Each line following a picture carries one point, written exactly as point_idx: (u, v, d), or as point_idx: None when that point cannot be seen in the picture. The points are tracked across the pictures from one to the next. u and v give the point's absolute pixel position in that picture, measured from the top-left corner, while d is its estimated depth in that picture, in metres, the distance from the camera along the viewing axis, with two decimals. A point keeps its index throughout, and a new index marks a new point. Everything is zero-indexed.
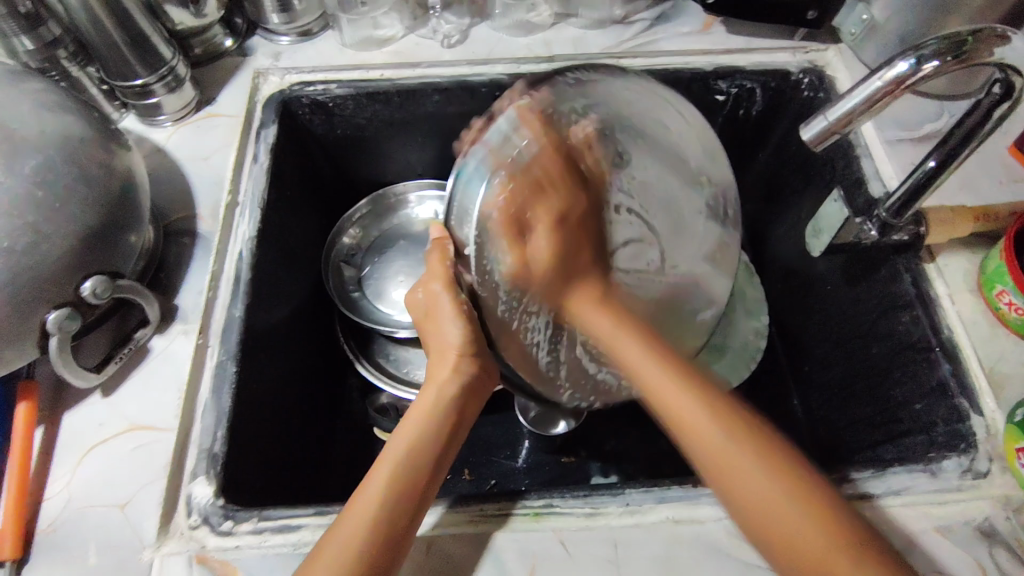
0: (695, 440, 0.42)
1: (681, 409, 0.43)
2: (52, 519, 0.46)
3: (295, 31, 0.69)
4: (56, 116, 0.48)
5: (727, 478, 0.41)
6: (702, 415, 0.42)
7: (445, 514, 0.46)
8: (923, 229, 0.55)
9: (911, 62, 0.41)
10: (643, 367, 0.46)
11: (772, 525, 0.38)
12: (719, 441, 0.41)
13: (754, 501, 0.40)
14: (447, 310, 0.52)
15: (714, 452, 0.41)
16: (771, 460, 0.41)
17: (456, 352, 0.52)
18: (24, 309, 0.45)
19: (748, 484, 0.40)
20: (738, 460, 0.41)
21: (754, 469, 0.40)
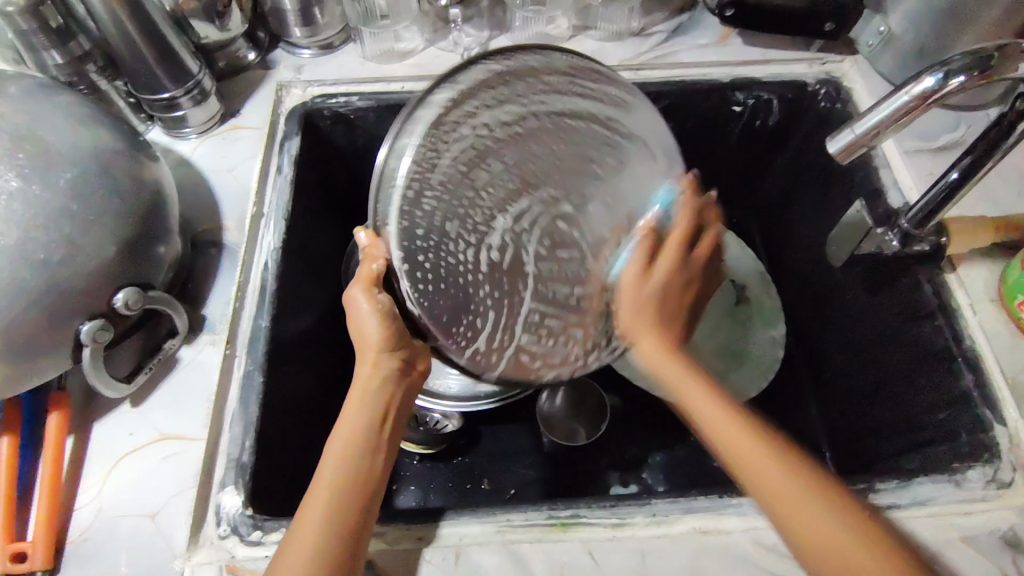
0: (749, 458, 0.41)
1: (735, 436, 0.42)
2: (83, 528, 0.47)
3: (317, 44, 0.70)
4: (89, 130, 0.49)
5: (774, 495, 0.40)
6: (763, 450, 0.41)
7: (472, 524, 0.46)
8: (945, 239, 0.55)
9: (938, 77, 0.41)
10: (729, 429, 0.42)
11: (815, 539, 0.38)
12: (769, 468, 0.40)
13: (800, 526, 0.39)
14: (365, 314, 0.47)
15: (764, 465, 0.41)
16: (813, 480, 0.40)
17: (376, 349, 0.47)
18: (59, 320, 0.46)
19: (793, 496, 0.39)
20: (791, 485, 0.40)
21: (797, 489, 0.40)
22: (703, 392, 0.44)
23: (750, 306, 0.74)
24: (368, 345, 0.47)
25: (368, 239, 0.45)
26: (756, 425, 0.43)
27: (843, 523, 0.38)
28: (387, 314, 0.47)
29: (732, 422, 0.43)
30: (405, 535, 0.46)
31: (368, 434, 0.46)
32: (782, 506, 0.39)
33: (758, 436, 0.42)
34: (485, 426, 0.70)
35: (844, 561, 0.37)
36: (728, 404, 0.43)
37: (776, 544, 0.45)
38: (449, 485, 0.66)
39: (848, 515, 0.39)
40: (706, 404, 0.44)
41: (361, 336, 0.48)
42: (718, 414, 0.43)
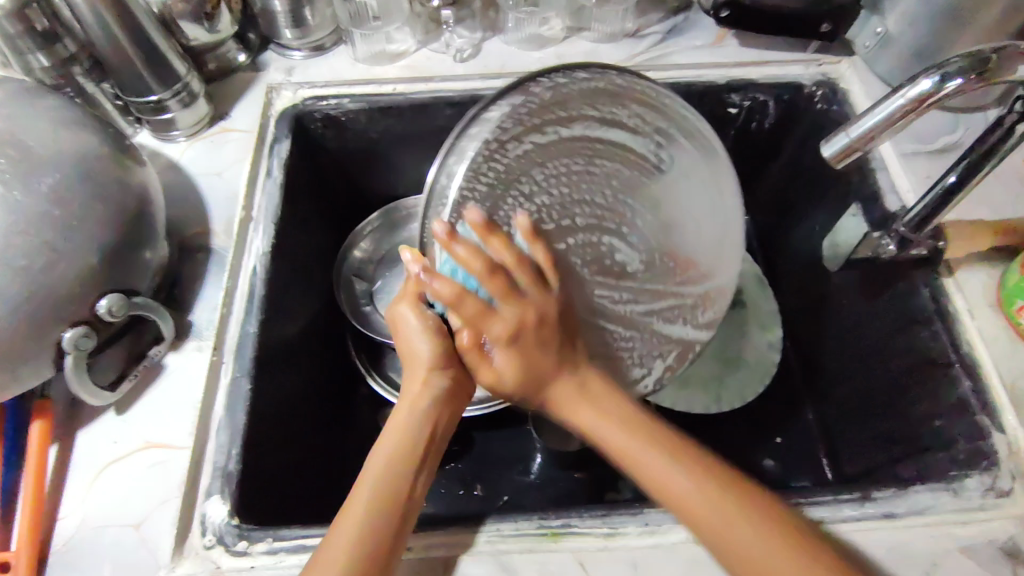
0: (665, 476, 0.42)
1: (650, 460, 0.43)
2: (66, 539, 0.46)
3: (308, 46, 0.69)
4: (73, 133, 0.48)
5: (690, 509, 0.42)
6: (679, 469, 0.42)
7: (462, 535, 0.46)
8: (941, 243, 0.54)
9: (935, 79, 0.40)
10: (665, 472, 0.42)
11: (741, 552, 0.40)
12: (689, 485, 0.42)
13: (719, 536, 0.41)
14: (415, 329, 0.45)
15: (687, 487, 0.42)
16: (721, 481, 0.42)
17: (427, 366, 0.46)
18: (41, 328, 0.45)
19: (710, 509, 0.41)
20: (707, 494, 0.42)
21: (709, 501, 0.41)
22: (625, 430, 0.44)
23: (745, 309, 0.73)
24: (417, 358, 0.46)
25: (413, 258, 0.42)
26: (648, 428, 0.44)
27: (751, 523, 0.41)
28: (437, 331, 0.45)
29: (636, 441, 0.43)
30: None
31: (410, 450, 0.44)
32: (698, 517, 0.41)
33: (599, 414, 0.44)
34: (478, 432, 0.69)
35: (762, 564, 0.40)
36: (628, 416, 0.44)
37: None
38: (441, 492, 0.65)
39: (748, 507, 0.41)
40: (612, 421, 0.44)
41: (409, 352, 0.46)
42: (614, 425, 0.44)
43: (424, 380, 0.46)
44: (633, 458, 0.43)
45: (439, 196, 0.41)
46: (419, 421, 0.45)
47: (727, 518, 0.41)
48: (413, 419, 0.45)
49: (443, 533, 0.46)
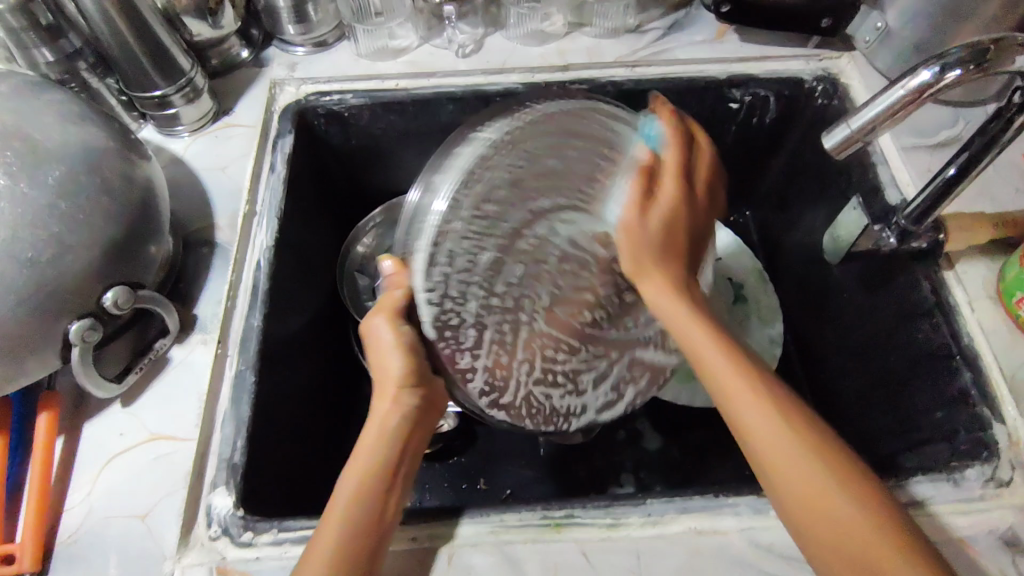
0: (773, 443, 0.42)
1: (760, 418, 0.43)
2: (73, 530, 0.46)
3: (311, 42, 0.70)
4: (78, 127, 0.48)
5: (775, 465, 0.42)
6: (794, 437, 0.42)
7: (465, 525, 0.46)
8: (942, 236, 0.54)
9: (935, 70, 0.40)
10: (744, 408, 0.44)
11: (840, 524, 0.39)
12: (795, 450, 0.42)
13: (818, 507, 0.40)
14: (389, 343, 0.46)
15: (793, 450, 0.42)
16: (834, 457, 0.41)
17: (398, 384, 0.46)
18: (47, 319, 0.45)
19: (811, 479, 0.41)
20: (811, 465, 0.41)
21: (810, 467, 0.41)
22: (725, 357, 0.46)
23: (747, 304, 0.73)
24: (387, 373, 0.47)
25: (393, 266, 0.46)
26: (743, 354, 0.46)
27: (854, 497, 0.40)
28: (401, 344, 0.46)
29: (765, 414, 0.43)
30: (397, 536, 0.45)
31: (381, 473, 0.45)
32: (809, 493, 0.40)
33: (754, 397, 0.44)
34: (481, 426, 0.69)
35: (843, 534, 0.39)
36: (782, 408, 0.44)
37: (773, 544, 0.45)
38: (444, 485, 0.65)
39: (836, 466, 0.41)
40: (757, 413, 0.43)
41: (380, 368, 0.47)
42: (749, 403, 0.44)
43: (393, 402, 0.46)
44: (738, 416, 0.44)
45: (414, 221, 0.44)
46: (388, 446, 0.46)
47: (827, 483, 0.40)
48: (381, 441, 0.46)
49: (447, 525, 0.46)
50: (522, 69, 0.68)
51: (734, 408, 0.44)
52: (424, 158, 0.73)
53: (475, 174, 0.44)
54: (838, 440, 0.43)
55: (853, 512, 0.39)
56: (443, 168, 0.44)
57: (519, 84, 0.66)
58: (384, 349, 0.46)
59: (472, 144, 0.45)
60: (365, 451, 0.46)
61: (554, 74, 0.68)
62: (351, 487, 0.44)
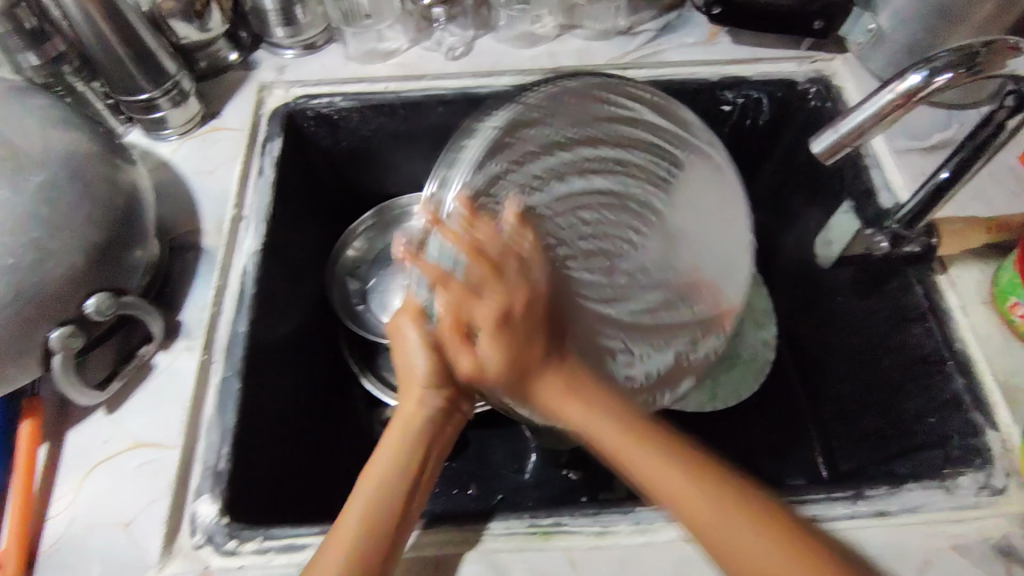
0: (656, 472, 0.42)
1: (625, 448, 0.43)
2: (54, 539, 0.46)
3: (300, 44, 0.69)
4: (60, 132, 0.48)
5: (677, 498, 0.41)
6: (651, 451, 0.42)
7: (452, 534, 0.45)
8: (934, 239, 0.53)
9: (924, 74, 0.40)
10: (652, 471, 0.42)
11: (752, 567, 0.38)
12: (676, 482, 0.41)
13: (711, 527, 0.40)
14: (414, 343, 0.49)
15: (667, 475, 0.41)
16: (695, 469, 0.41)
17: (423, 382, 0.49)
18: (28, 326, 0.45)
19: (706, 507, 0.40)
20: (688, 489, 0.41)
21: (695, 492, 0.41)
22: (644, 450, 0.42)
23: (741, 307, 0.73)
24: (417, 370, 0.49)
25: (406, 265, 0.48)
26: (655, 433, 0.43)
27: (733, 502, 0.40)
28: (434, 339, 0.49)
29: (600, 418, 0.44)
30: None
31: (408, 462, 0.46)
32: (686, 500, 0.41)
33: (588, 407, 0.45)
34: (472, 431, 0.69)
35: (734, 541, 0.39)
36: (632, 425, 0.44)
37: None
38: (435, 491, 0.65)
39: (742, 506, 0.40)
40: (583, 414, 0.44)
41: (413, 369, 0.50)
42: (580, 415, 0.45)
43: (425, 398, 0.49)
44: (636, 476, 0.42)
45: (433, 209, 0.51)
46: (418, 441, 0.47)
47: (721, 515, 0.40)
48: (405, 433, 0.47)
49: (435, 532, 0.45)
50: (513, 72, 0.67)
51: (577, 423, 0.45)
52: (415, 161, 0.73)
53: (483, 159, 0.53)
54: (701, 456, 0.43)
55: (736, 517, 0.39)
56: (462, 152, 0.54)
57: (509, 86, 0.66)
58: (418, 346, 0.49)
59: (477, 136, 0.53)
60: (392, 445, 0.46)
61: (545, 76, 0.67)
62: (378, 474, 0.44)
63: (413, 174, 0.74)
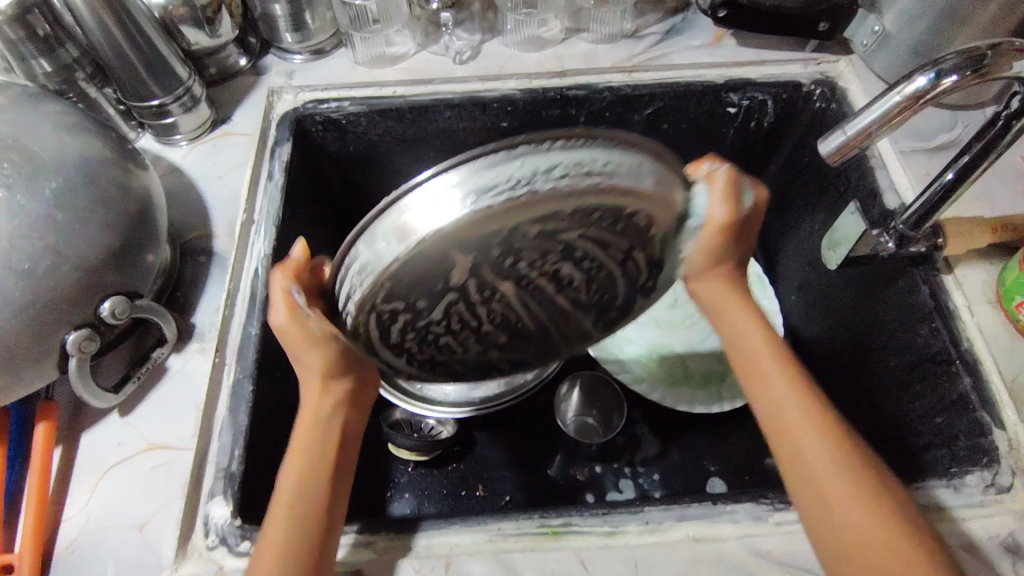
0: (777, 412, 0.44)
1: (763, 364, 0.46)
2: (70, 540, 0.46)
3: (308, 50, 0.70)
4: (75, 137, 0.48)
5: (791, 435, 0.43)
6: (784, 382, 0.45)
7: (462, 534, 0.46)
8: (940, 241, 0.54)
9: (930, 77, 0.40)
10: (773, 391, 0.45)
11: (845, 525, 0.39)
12: (791, 400, 0.44)
13: (811, 468, 0.41)
14: (297, 339, 0.43)
15: (797, 404, 0.44)
16: (822, 421, 0.43)
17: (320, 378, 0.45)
18: (45, 330, 0.46)
19: (811, 448, 0.41)
20: (808, 428, 0.42)
21: (802, 421, 0.43)
22: (788, 386, 0.44)
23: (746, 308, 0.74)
24: (302, 344, 0.43)
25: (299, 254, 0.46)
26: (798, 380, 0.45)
27: (838, 447, 0.41)
28: (328, 332, 0.42)
29: (762, 342, 0.47)
30: (396, 544, 0.45)
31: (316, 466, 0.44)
32: (797, 453, 0.42)
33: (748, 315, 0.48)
34: (480, 432, 0.69)
35: (830, 492, 0.40)
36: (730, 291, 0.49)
37: (771, 552, 0.45)
38: (443, 493, 0.65)
39: (864, 484, 0.40)
40: (729, 316, 0.49)
41: (326, 361, 0.44)
42: (751, 331, 0.48)
43: (319, 385, 0.45)
44: (761, 388, 0.45)
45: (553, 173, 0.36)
46: (326, 415, 0.45)
47: (840, 476, 0.40)
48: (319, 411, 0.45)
49: (443, 531, 0.46)
50: (519, 76, 0.68)
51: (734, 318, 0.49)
52: (422, 164, 0.73)
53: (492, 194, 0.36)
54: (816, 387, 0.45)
55: (842, 471, 0.40)
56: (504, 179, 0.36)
57: (516, 90, 0.67)
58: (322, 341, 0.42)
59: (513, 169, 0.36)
60: (304, 438, 0.45)
61: (551, 80, 0.67)
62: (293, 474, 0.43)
63: (420, 176, 0.75)
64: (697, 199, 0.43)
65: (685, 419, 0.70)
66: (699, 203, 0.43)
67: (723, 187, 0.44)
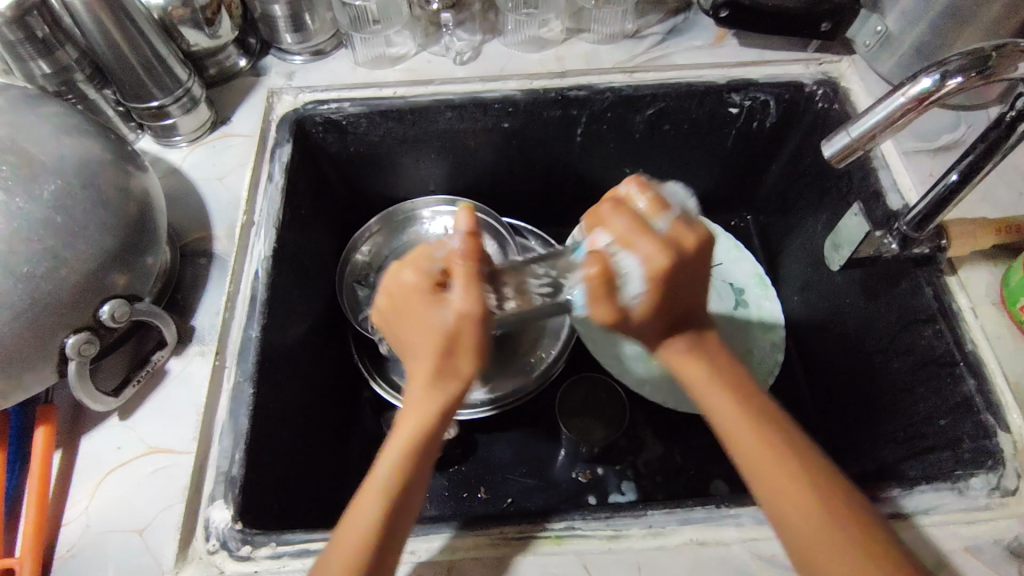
0: (771, 497, 0.38)
1: (745, 444, 0.39)
2: (70, 545, 0.46)
3: (308, 50, 0.70)
4: (74, 139, 0.48)
5: (803, 538, 0.37)
6: (771, 458, 0.39)
7: (464, 537, 0.46)
8: (944, 242, 0.54)
9: (935, 78, 0.40)
10: (755, 464, 0.39)
11: None
12: (779, 475, 0.38)
13: (830, 573, 0.36)
14: (431, 324, 0.39)
15: (784, 488, 0.38)
16: (824, 513, 0.37)
17: (432, 373, 0.40)
18: (45, 334, 0.45)
19: (831, 556, 0.36)
20: (818, 529, 0.37)
21: (800, 517, 0.37)
22: (772, 461, 0.39)
23: (749, 309, 0.73)
24: (459, 347, 0.39)
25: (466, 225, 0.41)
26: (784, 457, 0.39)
27: (845, 540, 0.36)
28: (469, 317, 0.38)
29: (716, 390, 0.41)
30: None
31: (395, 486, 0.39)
32: (807, 550, 0.37)
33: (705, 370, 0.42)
34: (481, 434, 0.69)
35: None
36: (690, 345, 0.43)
37: (774, 555, 0.45)
38: (444, 495, 0.65)
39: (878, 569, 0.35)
40: (694, 376, 0.42)
41: (449, 347, 0.39)
42: (702, 380, 0.42)
43: (429, 380, 0.40)
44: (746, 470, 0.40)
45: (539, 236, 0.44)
46: (429, 413, 0.40)
47: None
48: (419, 425, 0.40)
49: (444, 536, 0.46)
50: (520, 76, 0.67)
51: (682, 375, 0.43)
52: (422, 165, 0.73)
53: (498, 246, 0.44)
54: (807, 459, 0.39)
55: (873, 571, 0.35)
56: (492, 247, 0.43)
57: (517, 91, 0.66)
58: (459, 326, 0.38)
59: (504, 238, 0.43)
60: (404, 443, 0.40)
61: (552, 81, 0.67)
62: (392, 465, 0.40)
63: (420, 177, 0.74)
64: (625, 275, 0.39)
65: (687, 421, 0.70)
66: (628, 277, 0.39)
67: (598, 282, 0.38)
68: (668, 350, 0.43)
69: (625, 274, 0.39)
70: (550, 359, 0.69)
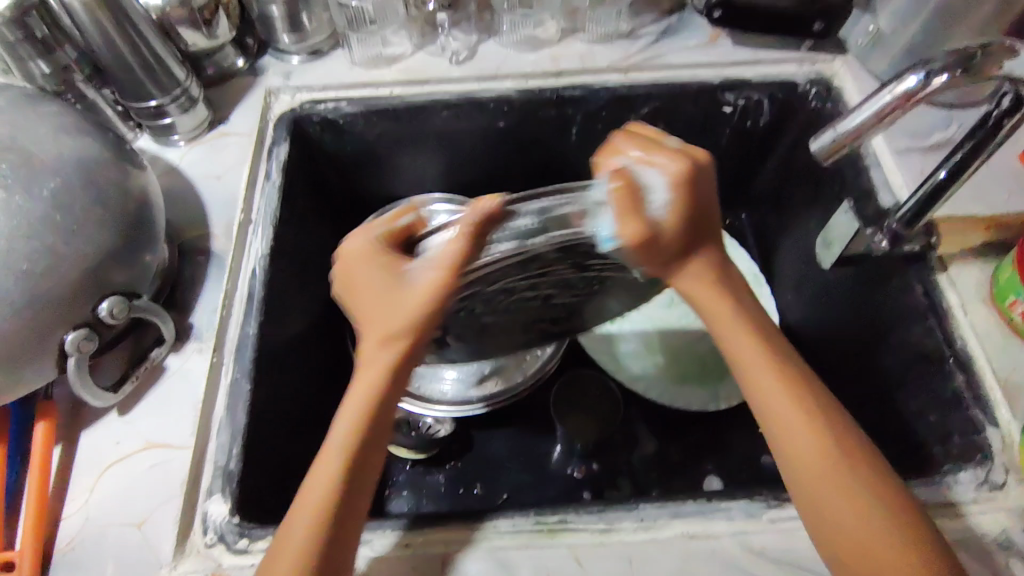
0: (784, 425, 0.44)
1: (767, 381, 0.45)
2: (70, 538, 0.47)
3: (305, 50, 0.70)
4: (73, 138, 0.49)
5: (798, 453, 0.43)
6: (780, 387, 0.44)
7: (458, 530, 0.46)
8: (934, 239, 0.55)
9: (921, 76, 0.41)
10: (771, 399, 0.44)
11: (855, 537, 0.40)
12: (792, 408, 0.44)
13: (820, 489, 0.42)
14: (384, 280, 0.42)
15: (794, 416, 0.43)
16: (827, 436, 0.43)
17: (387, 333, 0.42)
18: (44, 330, 0.46)
19: (821, 470, 0.42)
20: (822, 453, 0.42)
21: (807, 438, 0.43)
22: (791, 399, 0.44)
23: None
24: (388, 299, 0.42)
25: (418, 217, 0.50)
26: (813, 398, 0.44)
27: (836, 454, 0.42)
28: (445, 266, 0.40)
29: (743, 332, 0.46)
30: (394, 541, 0.46)
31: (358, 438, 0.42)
32: (806, 475, 0.42)
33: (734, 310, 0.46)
34: (477, 431, 0.69)
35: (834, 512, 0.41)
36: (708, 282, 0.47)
37: (764, 547, 0.45)
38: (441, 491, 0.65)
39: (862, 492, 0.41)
40: (717, 312, 0.46)
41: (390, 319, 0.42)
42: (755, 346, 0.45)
43: (380, 340, 0.43)
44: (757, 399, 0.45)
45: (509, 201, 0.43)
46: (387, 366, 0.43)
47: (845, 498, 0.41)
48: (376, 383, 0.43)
49: (440, 529, 0.46)
50: (515, 76, 0.68)
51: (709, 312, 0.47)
52: (419, 164, 0.73)
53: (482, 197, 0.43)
54: (825, 396, 0.45)
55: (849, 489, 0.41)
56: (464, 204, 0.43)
57: (513, 91, 0.67)
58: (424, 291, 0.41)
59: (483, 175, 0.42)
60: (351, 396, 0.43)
61: (546, 80, 0.68)
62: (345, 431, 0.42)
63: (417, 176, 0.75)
64: (650, 191, 0.42)
65: (681, 417, 0.70)
66: (654, 192, 0.42)
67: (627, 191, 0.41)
68: (684, 286, 0.47)
69: (649, 184, 0.42)
70: (543, 358, 0.69)
